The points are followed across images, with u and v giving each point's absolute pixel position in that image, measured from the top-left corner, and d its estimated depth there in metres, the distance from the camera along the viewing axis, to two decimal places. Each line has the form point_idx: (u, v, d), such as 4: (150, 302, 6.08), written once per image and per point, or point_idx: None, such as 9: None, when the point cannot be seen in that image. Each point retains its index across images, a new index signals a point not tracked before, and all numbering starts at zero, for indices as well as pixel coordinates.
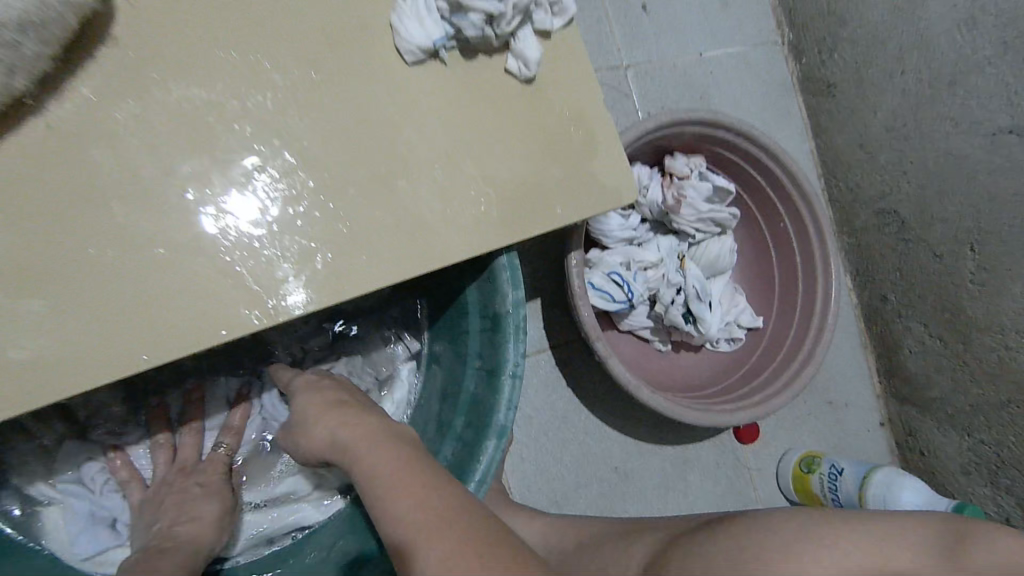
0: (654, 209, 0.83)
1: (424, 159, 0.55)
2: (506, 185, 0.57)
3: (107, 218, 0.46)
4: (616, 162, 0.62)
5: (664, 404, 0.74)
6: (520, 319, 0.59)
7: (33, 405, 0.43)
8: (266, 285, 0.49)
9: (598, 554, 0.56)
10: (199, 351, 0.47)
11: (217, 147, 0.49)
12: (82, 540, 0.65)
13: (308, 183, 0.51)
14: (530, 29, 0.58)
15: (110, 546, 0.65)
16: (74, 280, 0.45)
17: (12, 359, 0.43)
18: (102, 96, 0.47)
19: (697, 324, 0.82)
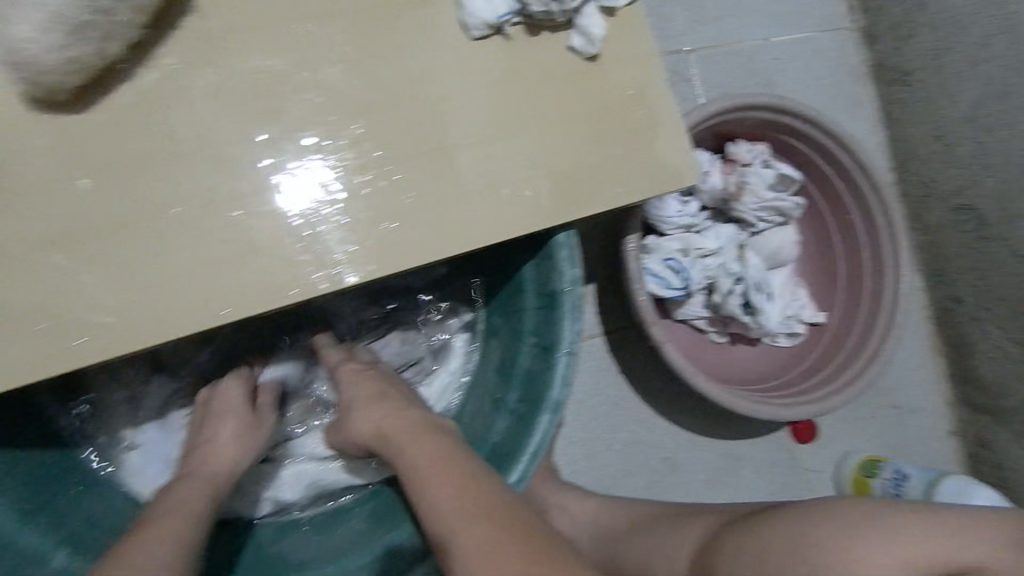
0: (713, 196, 0.80)
1: (486, 132, 0.56)
2: (565, 161, 0.57)
3: (189, 179, 0.48)
4: (677, 142, 0.61)
5: (719, 394, 0.72)
6: (577, 297, 0.58)
7: (117, 353, 0.46)
8: (332, 249, 0.50)
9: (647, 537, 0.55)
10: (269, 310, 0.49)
11: (291, 115, 0.51)
12: (152, 474, 0.64)
13: (373, 153, 0.52)
14: (595, 6, 0.58)
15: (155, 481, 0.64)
16: (158, 237, 0.47)
17: (99, 308, 0.46)
18: (187, 64, 0.49)
19: (756, 315, 0.80)
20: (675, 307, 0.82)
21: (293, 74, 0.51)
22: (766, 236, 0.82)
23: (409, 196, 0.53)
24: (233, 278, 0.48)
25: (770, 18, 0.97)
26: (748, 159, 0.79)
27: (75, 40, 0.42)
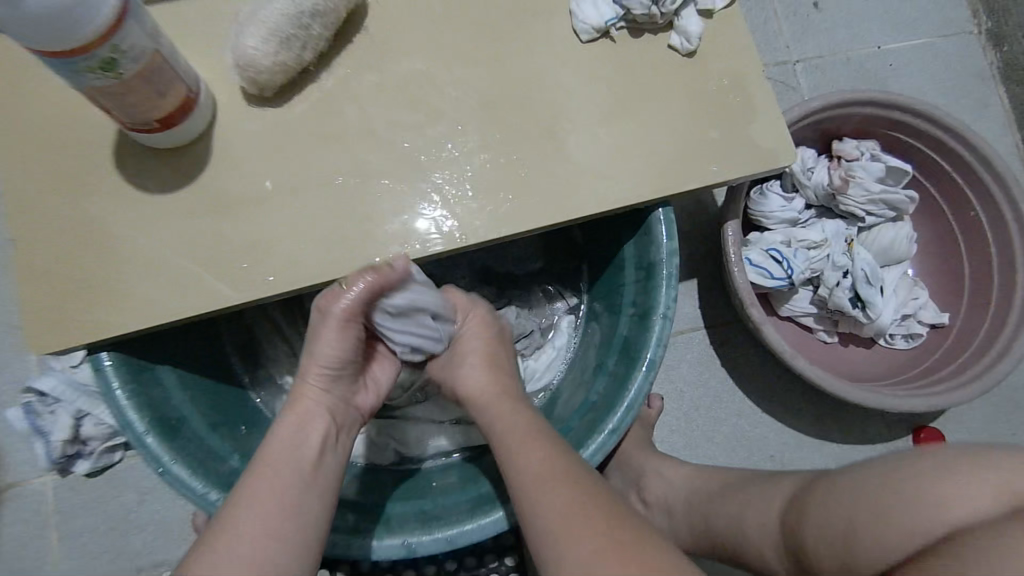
0: (819, 192, 0.81)
1: (592, 119, 0.63)
2: (664, 143, 0.64)
3: (351, 155, 0.60)
4: (773, 125, 0.65)
5: (824, 379, 0.72)
6: (673, 267, 0.63)
7: (290, 289, 0.57)
8: (460, 213, 0.60)
9: (743, 494, 0.56)
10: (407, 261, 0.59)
11: (431, 106, 0.62)
12: None
13: (495, 136, 0.62)
14: (693, 9, 0.65)
15: None
16: (326, 199, 0.59)
17: (280, 253, 0.58)
18: (355, 69, 0.62)
19: (867, 309, 0.79)
20: (780, 303, 0.83)
21: (435, 75, 0.63)
22: (875, 232, 0.81)
23: (523, 173, 0.61)
24: (383, 237, 0.59)
25: (881, 26, 0.97)
26: (855, 155, 0.81)
27: (282, 48, 0.56)
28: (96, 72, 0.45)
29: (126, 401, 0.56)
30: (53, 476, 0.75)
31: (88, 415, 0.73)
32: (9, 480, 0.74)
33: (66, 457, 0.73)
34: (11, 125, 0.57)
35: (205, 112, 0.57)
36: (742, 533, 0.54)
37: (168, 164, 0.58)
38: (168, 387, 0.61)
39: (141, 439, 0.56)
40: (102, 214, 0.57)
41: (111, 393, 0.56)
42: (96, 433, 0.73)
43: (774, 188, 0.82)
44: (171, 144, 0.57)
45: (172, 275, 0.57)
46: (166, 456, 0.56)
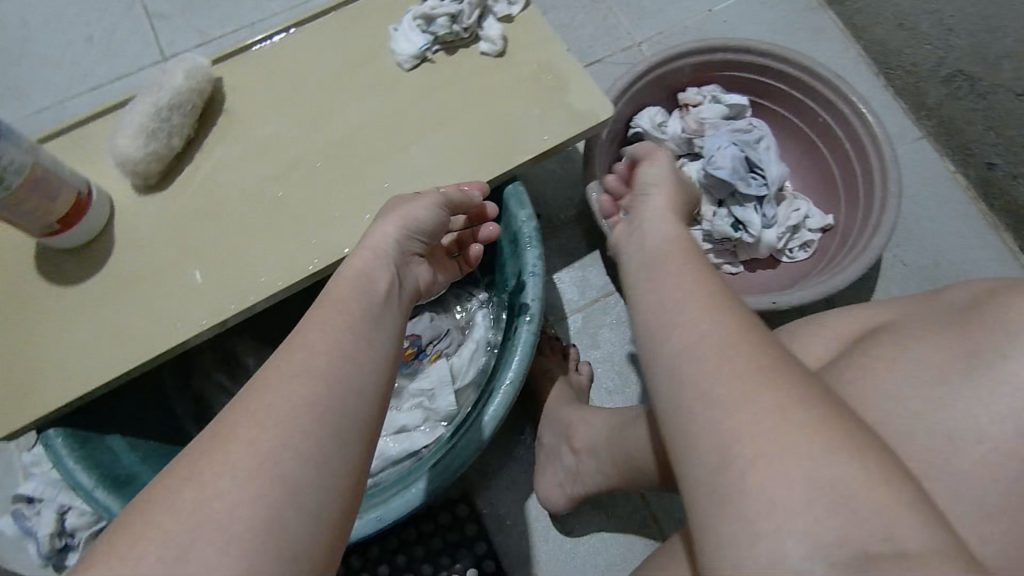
0: (678, 141, 0.89)
1: (430, 126, 0.73)
2: (496, 126, 0.73)
3: (232, 213, 0.70)
4: (587, 88, 0.74)
5: (766, 305, 0.76)
6: (532, 227, 0.71)
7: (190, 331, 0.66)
8: (325, 234, 0.69)
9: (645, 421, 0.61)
10: (300, 278, 0.68)
11: (292, 158, 0.72)
12: None
13: (350, 164, 0.72)
14: (493, 19, 0.76)
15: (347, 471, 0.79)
16: (211, 252, 0.69)
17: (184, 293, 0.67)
18: (213, 142, 0.73)
19: (748, 229, 0.84)
20: None
21: (290, 133, 0.73)
22: (759, 150, 0.85)
23: (365, 188, 0.70)
24: (265, 274, 0.68)
25: None
26: (699, 100, 0.89)
27: (150, 141, 0.67)
28: None
29: (73, 463, 0.63)
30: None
31: (69, 508, 0.77)
32: None
33: (56, 552, 0.77)
34: None
35: (100, 211, 0.68)
36: (653, 449, 0.59)
37: (79, 261, 0.68)
38: (116, 450, 0.68)
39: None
40: (32, 315, 0.66)
41: (61, 462, 0.64)
42: (79, 523, 0.76)
43: None
44: (80, 242, 0.67)
45: (93, 347, 0.65)
46: (115, 506, 0.62)
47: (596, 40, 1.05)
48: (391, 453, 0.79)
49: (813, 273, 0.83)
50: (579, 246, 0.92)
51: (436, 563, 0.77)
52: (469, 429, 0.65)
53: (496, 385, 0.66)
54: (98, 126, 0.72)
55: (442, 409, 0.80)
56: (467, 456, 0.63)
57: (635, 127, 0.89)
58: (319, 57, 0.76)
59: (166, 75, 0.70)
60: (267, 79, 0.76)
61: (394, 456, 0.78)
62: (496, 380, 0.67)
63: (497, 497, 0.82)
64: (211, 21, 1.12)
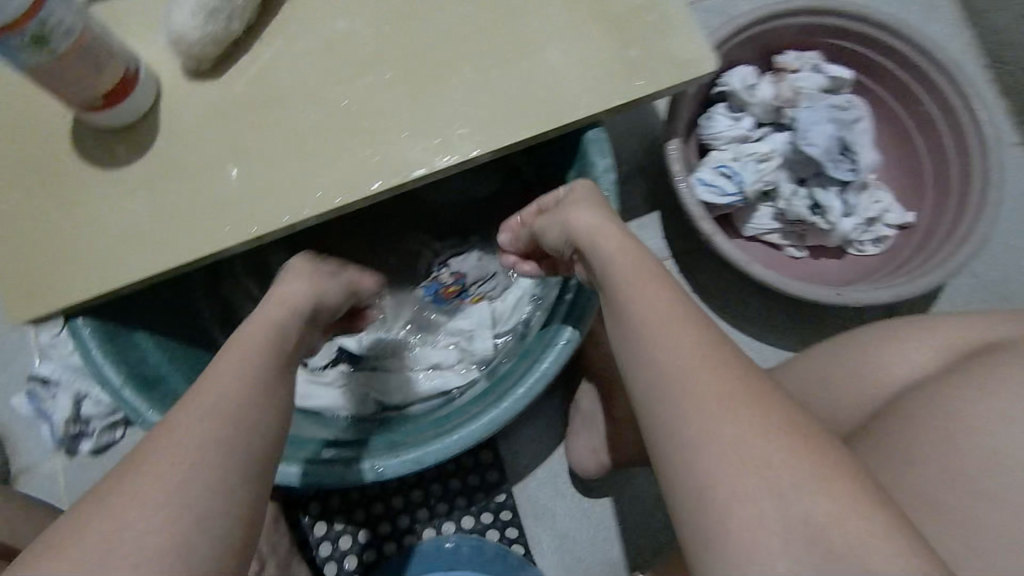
0: (767, 108, 0.82)
1: (514, 52, 0.66)
2: (587, 63, 0.66)
3: (288, 115, 0.64)
4: (692, 37, 0.67)
5: (832, 297, 0.73)
6: (610, 182, 0.66)
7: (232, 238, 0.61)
8: (388, 155, 0.63)
9: None
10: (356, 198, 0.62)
11: (359, 63, 0.65)
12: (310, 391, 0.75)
13: (423, 81, 0.65)
14: None
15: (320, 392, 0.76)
16: (262, 156, 0.63)
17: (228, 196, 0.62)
18: (275, 31, 0.66)
19: (826, 215, 0.79)
20: (743, 222, 0.84)
21: (360, 35, 0.66)
22: (855, 133, 0.78)
23: (439, 109, 0.64)
24: (317, 188, 0.62)
25: None
26: (798, 67, 0.82)
27: (209, 21, 0.60)
28: (30, 49, 0.50)
29: (101, 357, 0.60)
30: (63, 459, 0.77)
31: (85, 396, 0.76)
32: (22, 466, 0.77)
33: (70, 438, 0.76)
34: None
35: (147, 91, 0.62)
36: None
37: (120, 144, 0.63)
38: (143, 348, 0.64)
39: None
40: (66, 194, 0.62)
41: (88, 355, 0.60)
42: (96, 411, 0.75)
43: (720, 110, 0.83)
44: (122, 122, 0.62)
45: (128, 240, 0.61)
46: (145, 408, 0.59)
47: None
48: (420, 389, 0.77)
49: (884, 273, 0.79)
50: (639, 204, 0.87)
51: (453, 503, 0.79)
52: (513, 387, 0.61)
53: (547, 345, 0.63)
54: None
55: (473, 355, 0.77)
56: (505, 415, 0.60)
57: (723, 85, 0.82)
58: None
59: None
60: None
61: (423, 392, 0.76)
62: (535, 353, 0.64)
63: (520, 449, 0.81)
64: None
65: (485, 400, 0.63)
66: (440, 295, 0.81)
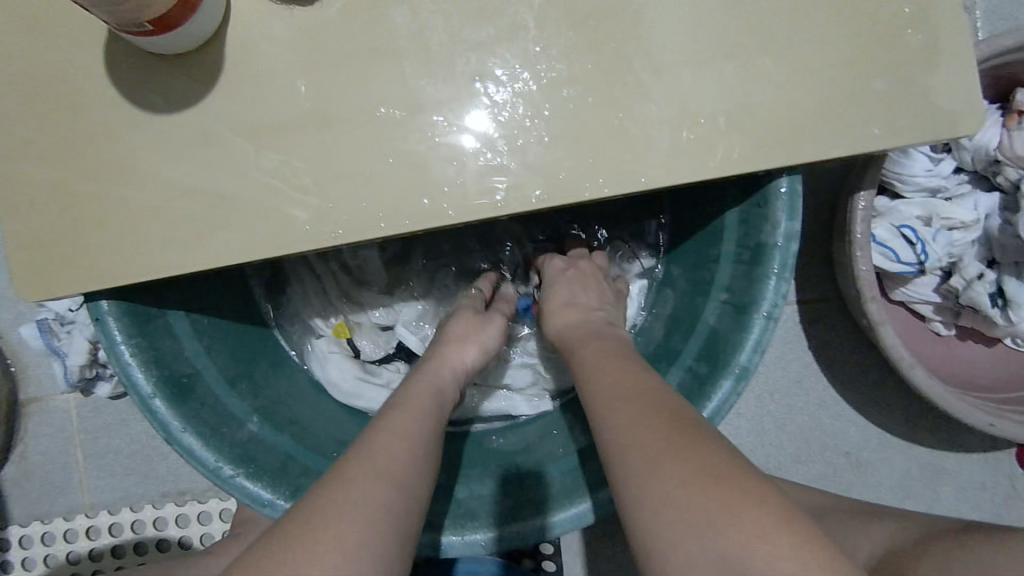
0: (980, 157, 0.64)
1: (718, 47, 0.47)
2: (812, 84, 0.47)
3: (399, 77, 0.47)
4: (963, 74, 0.48)
5: (984, 426, 0.60)
6: (789, 254, 0.50)
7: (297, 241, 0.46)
8: (521, 162, 0.47)
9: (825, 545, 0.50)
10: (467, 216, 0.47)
11: (505, 20, 0.47)
12: (331, 369, 0.65)
13: (585, 65, 0.47)
14: None
15: (339, 372, 0.65)
16: (354, 131, 0.47)
17: (299, 178, 0.47)
18: None
19: (1009, 311, 0.64)
20: (896, 286, 0.69)
21: None
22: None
23: (597, 109, 0.47)
24: (418, 191, 0.47)
25: None
26: None
27: None
28: None
29: (128, 353, 0.49)
30: (77, 396, 0.71)
31: None
32: (33, 392, 0.71)
33: (86, 380, 0.68)
34: None
35: (213, 10, 0.44)
36: None
37: (170, 76, 0.46)
38: (177, 336, 0.53)
39: (246, 492, 0.49)
40: (93, 131, 0.47)
41: (112, 346, 0.49)
42: None
43: (921, 145, 0.64)
44: (175, 48, 0.45)
45: (169, 216, 0.47)
46: (178, 426, 0.49)
47: None
48: (483, 408, 0.68)
49: None
50: None
51: None
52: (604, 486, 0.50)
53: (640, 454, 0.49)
54: None
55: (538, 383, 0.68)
56: (588, 519, 0.51)
57: None
58: None
59: None
60: None
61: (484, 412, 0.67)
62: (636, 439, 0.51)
63: None
64: None
65: (565, 484, 0.53)
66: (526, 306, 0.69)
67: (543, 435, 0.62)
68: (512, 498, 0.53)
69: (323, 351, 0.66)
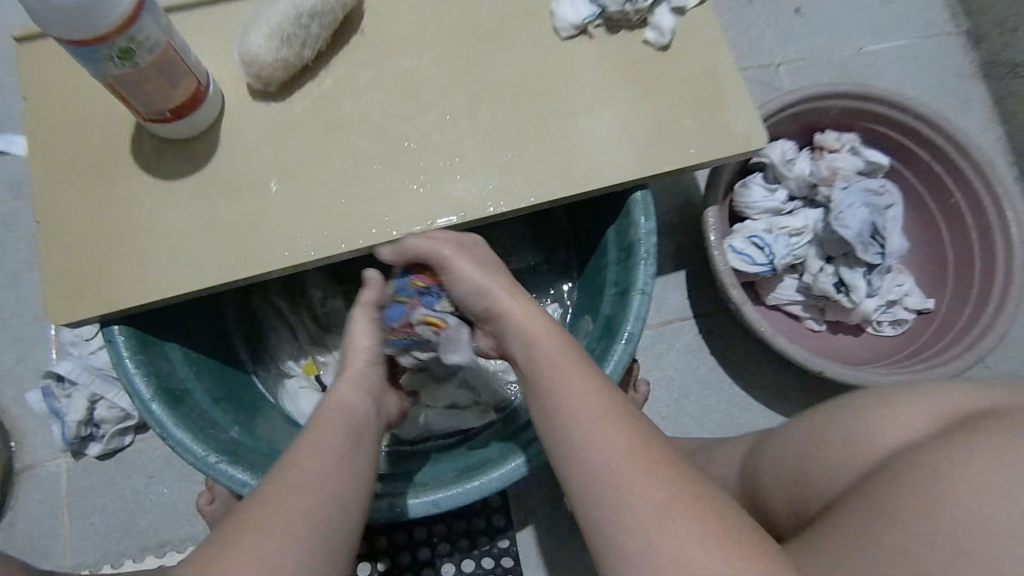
0: (802, 184, 0.84)
1: (573, 107, 0.68)
2: (642, 125, 0.68)
3: (348, 145, 0.65)
4: (744, 110, 0.69)
5: (820, 366, 0.74)
6: (652, 245, 0.67)
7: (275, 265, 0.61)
8: (441, 196, 0.64)
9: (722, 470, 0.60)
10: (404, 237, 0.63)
11: (420, 102, 0.67)
12: (304, 402, 0.76)
13: (481, 126, 0.67)
14: (666, 7, 0.70)
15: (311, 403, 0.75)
16: (316, 184, 0.64)
17: (276, 220, 0.62)
18: (343, 63, 0.68)
19: (850, 293, 0.81)
20: (767, 291, 0.85)
21: (426, 74, 0.68)
22: (886, 219, 0.80)
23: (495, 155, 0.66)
24: (366, 221, 0.63)
25: (862, 28, 1.01)
26: (837, 147, 0.84)
27: (284, 45, 0.62)
28: (115, 60, 0.50)
29: (133, 368, 0.60)
30: (67, 460, 0.77)
31: (101, 399, 0.76)
32: (27, 461, 0.77)
33: (80, 440, 0.76)
34: (40, 125, 0.64)
35: (213, 108, 0.63)
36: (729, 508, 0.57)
37: (180, 154, 0.63)
38: (172, 360, 0.64)
39: (228, 477, 0.58)
40: (115, 201, 0.62)
41: (120, 362, 0.60)
42: (108, 415, 0.75)
43: (756, 180, 0.85)
44: (184, 135, 0.63)
45: (175, 254, 0.61)
46: (171, 424, 0.59)
47: (737, 48, 0.99)
48: (439, 426, 0.77)
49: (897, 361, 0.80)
50: (666, 262, 0.89)
51: (454, 545, 0.78)
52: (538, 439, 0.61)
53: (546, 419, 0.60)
54: (226, 14, 0.67)
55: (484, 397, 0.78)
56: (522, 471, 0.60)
57: (762, 157, 0.84)
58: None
59: None
60: (413, 9, 0.70)
61: (441, 429, 0.77)
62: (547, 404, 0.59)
63: (527, 498, 0.80)
64: None
65: (506, 451, 0.63)
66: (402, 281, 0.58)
67: (495, 433, 0.72)
68: (460, 470, 0.63)
69: (299, 389, 0.77)
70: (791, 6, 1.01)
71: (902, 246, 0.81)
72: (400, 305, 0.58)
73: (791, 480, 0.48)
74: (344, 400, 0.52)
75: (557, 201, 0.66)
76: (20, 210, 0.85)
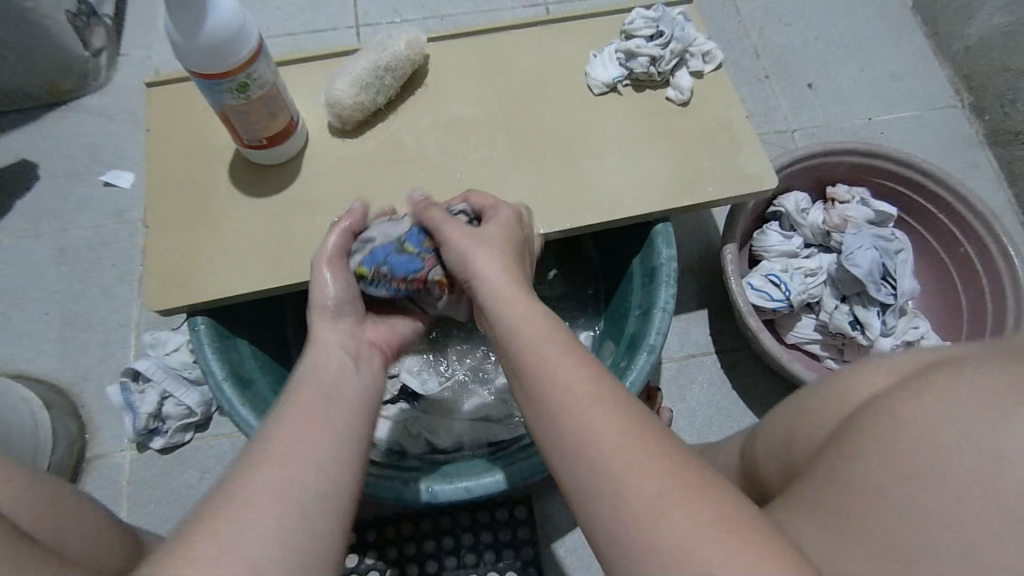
0: (816, 231, 0.91)
1: (603, 150, 0.78)
2: (664, 166, 0.77)
3: (407, 175, 0.76)
4: (755, 156, 0.78)
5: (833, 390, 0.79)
6: (672, 269, 0.73)
7: None
8: None
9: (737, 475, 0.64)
10: None
11: (470, 142, 0.78)
12: None
13: (521, 163, 0.77)
14: (685, 71, 0.81)
15: None
16: (378, 205, 0.74)
17: None
18: (407, 110, 0.80)
19: (865, 330, 0.85)
20: (786, 329, 0.90)
21: (476, 120, 0.80)
22: (898, 261, 0.86)
23: (534, 187, 0.76)
24: None
25: (870, 102, 1.11)
26: (847, 198, 0.92)
27: (363, 91, 0.74)
28: (233, 92, 0.62)
29: (210, 353, 0.68)
30: (132, 452, 0.85)
31: (169, 396, 0.84)
32: (98, 451, 0.85)
33: (146, 432, 0.84)
34: (154, 148, 0.76)
35: (299, 139, 0.75)
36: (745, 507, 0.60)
37: (266, 176, 0.75)
38: (241, 353, 0.73)
39: None
40: (207, 212, 0.73)
41: (200, 348, 0.69)
42: (174, 411, 0.84)
43: (773, 227, 0.92)
44: (272, 160, 0.74)
45: (257, 257, 0.71)
46: (239, 402, 0.66)
47: (753, 116, 1.10)
48: (471, 438, 0.82)
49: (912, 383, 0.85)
50: (689, 300, 0.95)
51: (481, 556, 0.81)
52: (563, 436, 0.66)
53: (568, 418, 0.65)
54: (316, 71, 0.81)
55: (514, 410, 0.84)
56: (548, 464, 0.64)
57: (777, 206, 0.92)
58: (519, 63, 0.83)
59: (390, 37, 0.78)
60: (469, 69, 0.83)
61: (473, 440, 0.82)
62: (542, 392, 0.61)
63: (553, 514, 0.83)
64: (405, 3, 1.14)
65: (533, 450, 0.67)
66: (414, 236, 0.56)
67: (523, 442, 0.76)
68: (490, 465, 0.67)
69: None
70: (803, 82, 1.12)
71: (916, 288, 0.85)
72: (409, 258, 0.55)
73: (781, 452, 0.54)
74: (324, 365, 0.46)
75: (587, 228, 0.75)
76: (119, 233, 0.99)
